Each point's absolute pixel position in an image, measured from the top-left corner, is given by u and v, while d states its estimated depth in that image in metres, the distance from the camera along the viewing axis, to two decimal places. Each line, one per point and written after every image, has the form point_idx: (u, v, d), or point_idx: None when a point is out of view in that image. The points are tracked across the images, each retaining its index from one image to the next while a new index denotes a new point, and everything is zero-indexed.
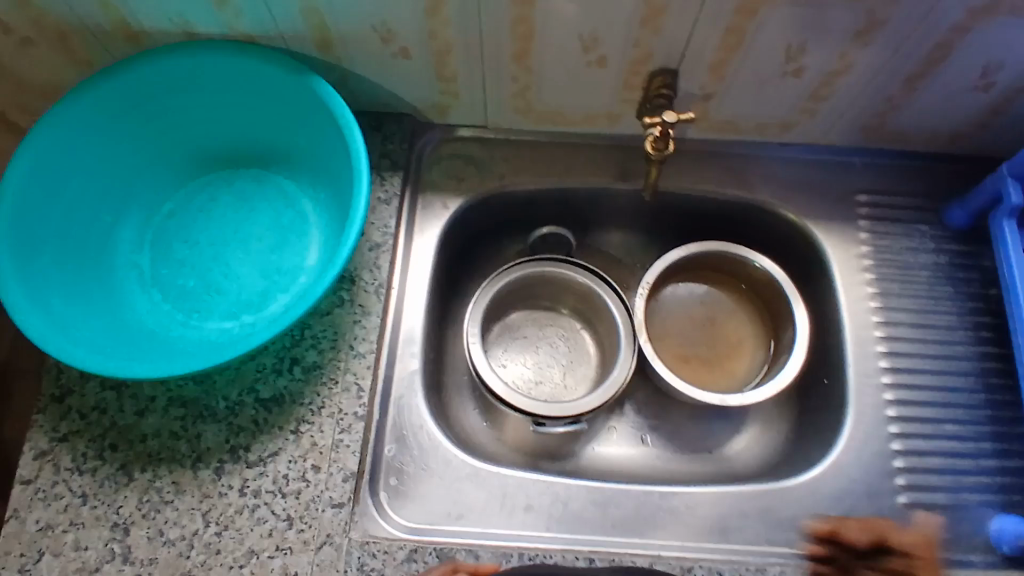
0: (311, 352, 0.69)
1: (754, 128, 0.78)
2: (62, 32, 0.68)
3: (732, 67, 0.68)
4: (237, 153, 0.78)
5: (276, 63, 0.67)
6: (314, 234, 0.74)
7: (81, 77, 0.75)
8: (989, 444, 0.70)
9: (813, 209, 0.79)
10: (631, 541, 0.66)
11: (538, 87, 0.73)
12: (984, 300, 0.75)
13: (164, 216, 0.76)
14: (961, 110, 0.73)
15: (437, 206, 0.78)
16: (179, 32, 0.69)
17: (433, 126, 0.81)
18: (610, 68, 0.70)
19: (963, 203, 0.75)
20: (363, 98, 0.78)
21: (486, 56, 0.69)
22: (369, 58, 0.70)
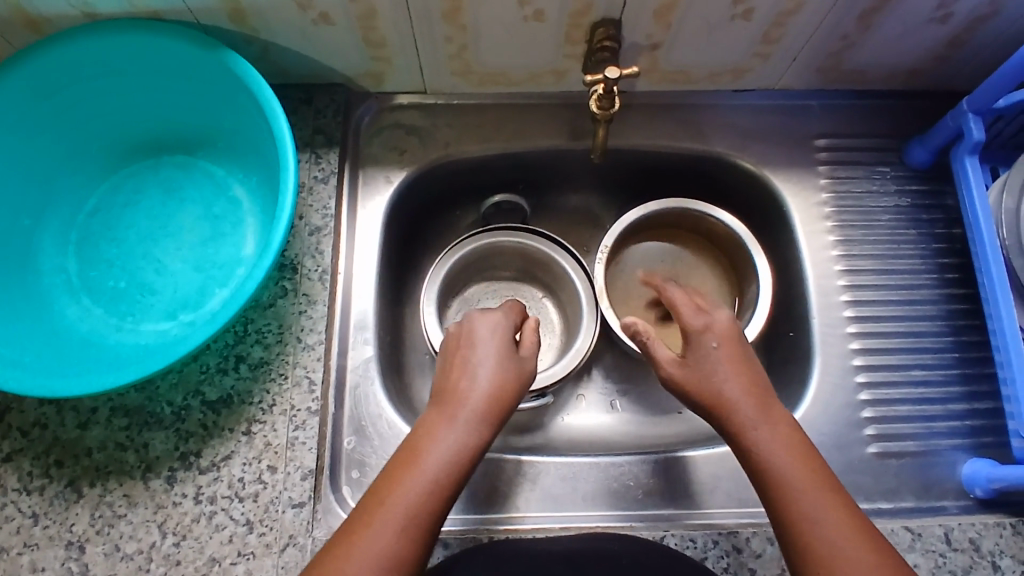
0: (256, 348, 0.66)
1: (707, 77, 0.74)
2: None
3: (679, 12, 0.64)
4: (161, 140, 0.72)
5: (186, 41, 0.62)
6: (249, 222, 0.70)
7: None
8: (958, 388, 0.69)
9: (771, 158, 0.76)
10: (685, 512, 0.64)
11: (475, 47, 0.68)
12: (948, 241, 0.74)
13: (88, 214, 0.71)
14: (919, 44, 0.70)
15: (380, 180, 0.74)
16: (80, 14, 0.63)
17: (369, 96, 0.76)
18: (549, 22, 0.65)
19: (924, 141, 0.73)
20: (291, 72, 0.72)
21: (415, 15, 0.64)
22: (289, 26, 0.65)
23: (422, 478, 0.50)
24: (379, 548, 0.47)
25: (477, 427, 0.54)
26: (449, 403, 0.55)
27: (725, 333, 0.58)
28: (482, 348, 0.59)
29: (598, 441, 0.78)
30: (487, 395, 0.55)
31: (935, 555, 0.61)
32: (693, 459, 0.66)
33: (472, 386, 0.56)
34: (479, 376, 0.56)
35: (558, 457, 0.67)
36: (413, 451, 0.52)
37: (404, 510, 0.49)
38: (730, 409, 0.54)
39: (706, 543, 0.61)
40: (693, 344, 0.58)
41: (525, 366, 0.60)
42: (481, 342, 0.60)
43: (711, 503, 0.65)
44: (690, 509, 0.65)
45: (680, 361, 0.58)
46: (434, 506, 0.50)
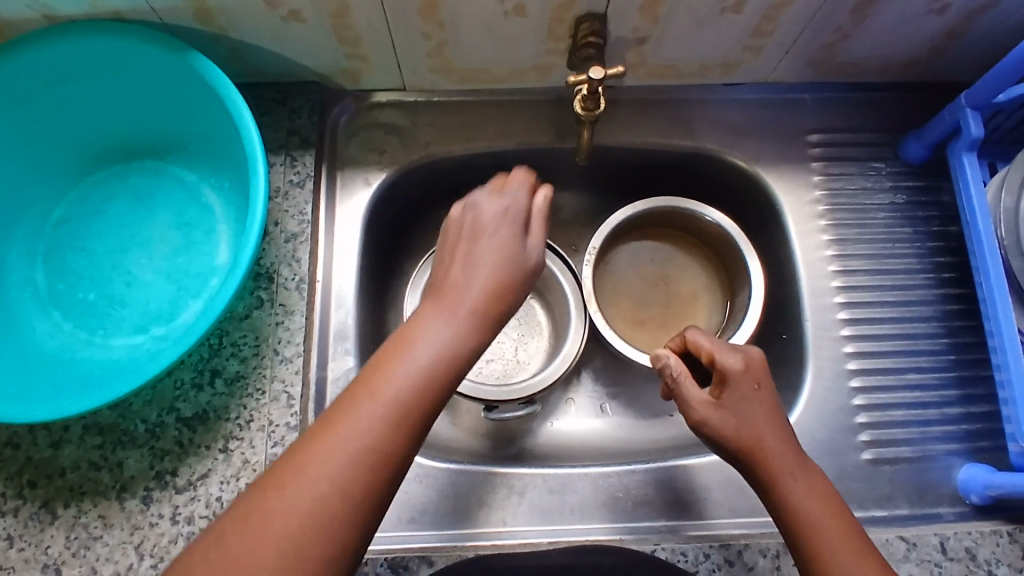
0: (232, 362, 0.64)
1: (696, 71, 0.71)
2: None
3: (666, 6, 0.61)
4: (129, 144, 0.69)
5: (149, 43, 0.59)
6: (222, 230, 0.67)
7: None
8: (954, 391, 0.68)
9: (763, 154, 0.73)
10: (688, 522, 0.63)
11: (455, 44, 0.66)
12: (944, 239, 0.72)
13: (55, 223, 0.68)
14: (915, 36, 0.67)
15: (358, 183, 0.71)
16: (38, 16, 0.60)
17: (346, 94, 0.73)
18: (531, 17, 0.62)
19: (919, 136, 0.71)
20: (263, 71, 0.69)
21: (390, 11, 0.60)
22: (258, 24, 0.62)
23: (411, 369, 0.46)
24: (358, 439, 0.43)
25: (469, 318, 0.50)
26: (444, 301, 0.51)
27: (758, 374, 0.54)
28: (482, 243, 0.55)
29: (589, 446, 0.76)
30: (485, 284, 0.52)
31: (930, 565, 0.60)
32: (683, 469, 0.65)
33: (467, 280, 0.53)
34: (476, 272, 0.53)
35: (545, 468, 0.65)
36: (400, 341, 0.48)
37: (388, 406, 0.45)
38: (765, 455, 0.51)
39: (697, 556, 0.59)
40: (735, 388, 0.53)
41: (528, 251, 0.56)
42: (481, 233, 0.56)
43: (703, 514, 0.63)
44: (681, 520, 0.63)
45: (718, 405, 0.53)
46: (421, 400, 0.46)
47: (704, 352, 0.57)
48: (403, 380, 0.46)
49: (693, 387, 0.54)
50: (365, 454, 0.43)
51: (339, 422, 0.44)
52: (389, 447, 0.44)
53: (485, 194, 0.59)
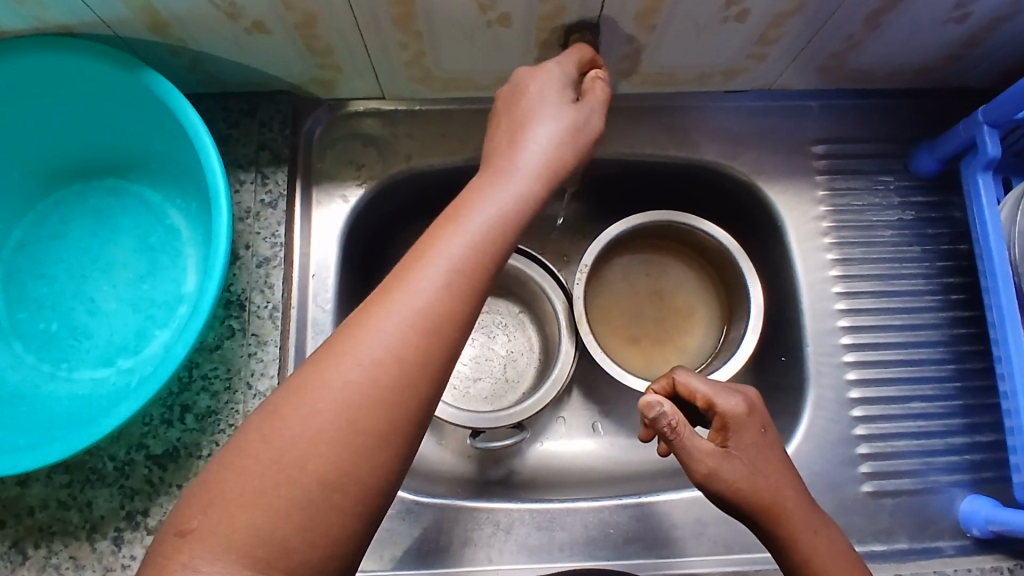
0: (203, 396, 0.61)
1: (695, 79, 0.67)
2: None
3: (662, 15, 0.56)
4: (90, 162, 0.65)
5: (103, 60, 0.55)
6: (190, 254, 0.63)
7: None
8: (959, 420, 0.65)
9: (765, 166, 0.69)
10: (679, 560, 0.61)
11: (434, 54, 0.61)
12: (953, 258, 0.68)
13: (12, 248, 0.64)
14: (931, 43, 0.62)
15: (336, 199, 0.67)
16: None
17: (320, 104, 0.68)
18: (516, 27, 0.57)
19: (932, 149, 0.67)
20: (228, 80, 0.64)
21: (362, 22, 0.56)
22: (220, 36, 0.57)
23: (461, 243, 0.42)
24: (409, 319, 0.39)
25: (531, 186, 0.46)
26: (500, 173, 0.46)
27: (758, 417, 0.51)
28: (548, 108, 0.49)
29: (580, 471, 0.74)
30: (541, 162, 0.47)
31: None
32: (674, 504, 0.63)
33: (530, 141, 0.47)
34: (538, 144, 0.47)
35: (532, 502, 0.63)
36: (453, 213, 0.44)
37: (434, 283, 0.40)
38: (784, 517, 0.48)
39: None
40: (739, 435, 0.50)
41: (591, 115, 0.50)
42: (544, 88, 0.50)
43: (695, 551, 0.61)
44: (672, 558, 0.61)
45: (726, 454, 0.49)
46: (484, 273, 0.42)
47: (700, 397, 0.53)
48: (464, 250, 0.41)
49: (698, 439, 0.49)
50: (410, 345, 0.38)
51: (395, 290, 0.40)
52: (450, 327, 0.40)
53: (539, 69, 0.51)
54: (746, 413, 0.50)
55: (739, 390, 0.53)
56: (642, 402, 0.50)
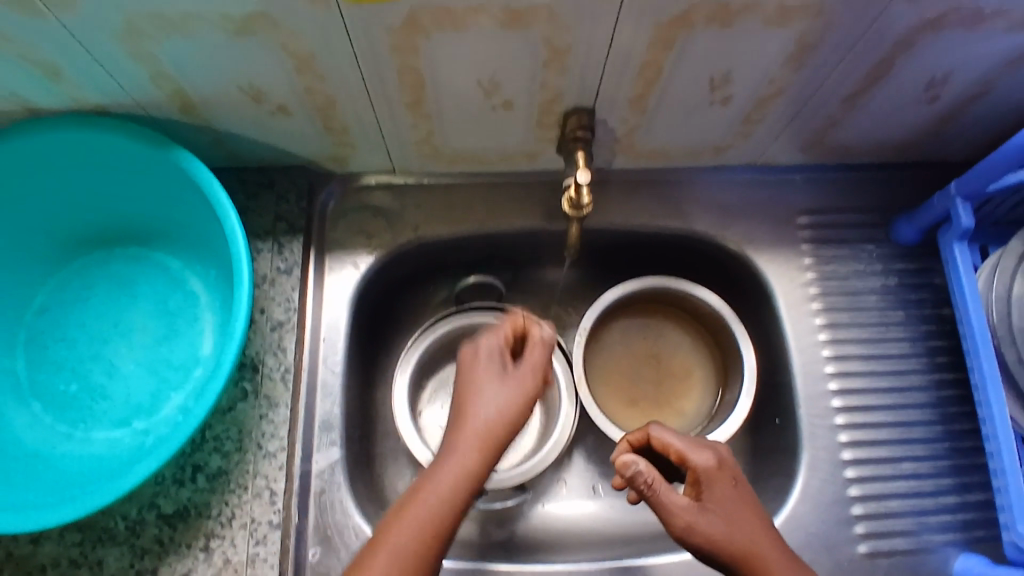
0: (214, 457, 0.62)
1: (686, 154, 0.71)
2: None
3: (654, 100, 0.61)
4: (114, 231, 0.69)
5: (137, 139, 0.59)
6: (206, 319, 0.66)
7: None
8: (950, 480, 0.67)
9: (754, 236, 0.73)
10: None
11: (442, 134, 0.65)
12: (937, 322, 0.72)
13: (36, 312, 0.67)
14: (904, 122, 0.67)
15: (347, 267, 0.71)
16: (20, 108, 0.60)
17: (334, 178, 0.72)
18: (519, 110, 0.62)
19: (911, 219, 0.71)
20: (249, 156, 0.69)
21: (378, 106, 0.60)
22: (245, 117, 0.62)
23: (412, 528, 0.48)
24: None
25: (470, 457, 0.51)
26: (456, 438, 0.53)
27: (729, 470, 0.54)
28: (484, 382, 0.55)
29: (581, 533, 0.75)
30: (485, 432, 0.53)
31: None
32: (674, 565, 0.64)
33: (469, 413, 0.54)
34: (491, 406, 0.54)
35: (531, 565, 0.65)
36: (417, 487, 0.51)
37: (387, 565, 0.46)
38: (764, 568, 0.49)
39: None
40: (712, 488, 0.52)
41: (527, 381, 0.56)
42: (479, 370, 0.56)
43: None
44: None
45: (701, 509, 0.51)
46: (433, 552, 0.48)
47: (674, 451, 0.56)
48: (409, 535, 0.47)
49: (673, 493, 0.51)
50: None
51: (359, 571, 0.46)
52: None
53: (489, 335, 0.58)
54: (715, 467, 0.53)
55: (710, 445, 0.56)
56: (618, 462, 0.54)
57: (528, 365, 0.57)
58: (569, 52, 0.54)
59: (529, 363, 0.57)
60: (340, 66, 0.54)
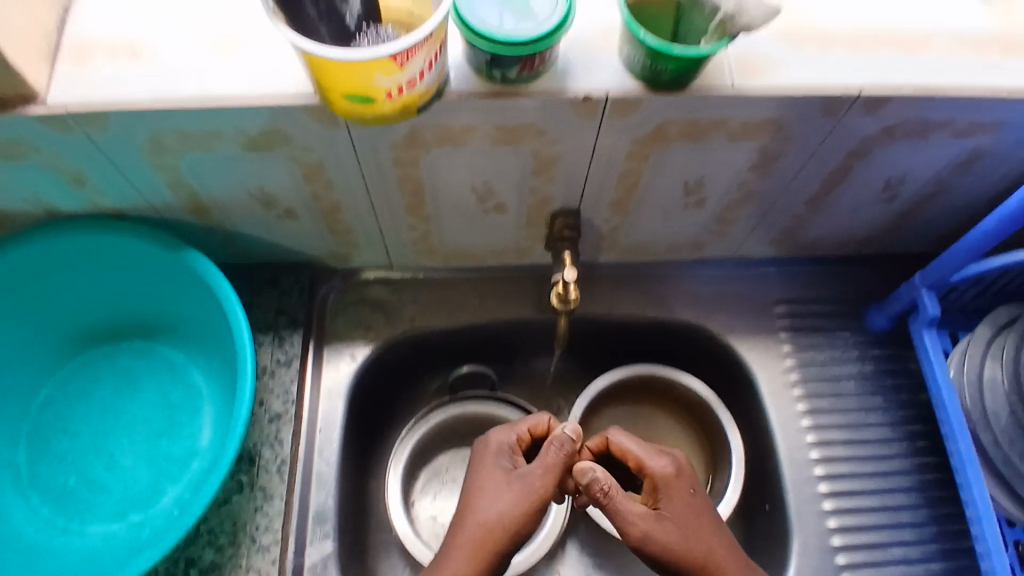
0: (208, 551, 0.63)
1: (667, 250, 0.76)
2: None
3: (634, 202, 0.66)
4: (122, 325, 0.71)
5: (152, 241, 0.63)
6: (206, 411, 0.68)
7: None
8: (938, 564, 0.68)
9: (734, 325, 0.77)
10: None
11: (438, 233, 0.70)
12: (914, 406, 0.74)
13: (39, 404, 0.68)
14: (866, 220, 0.72)
15: (345, 358, 0.73)
16: (41, 211, 0.64)
17: (335, 274, 0.76)
18: (510, 212, 0.66)
19: (882, 308, 0.74)
20: (255, 254, 0.73)
21: (379, 210, 0.65)
22: (254, 220, 0.66)
23: None
24: None
25: (471, 556, 0.54)
26: (461, 528, 0.56)
27: (684, 479, 0.59)
28: (493, 485, 0.58)
29: None
30: (492, 534, 0.55)
31: None
32: None
33: (473, 513, 0.56)
34: (498, 507, 0.56)
35: None
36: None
37: None
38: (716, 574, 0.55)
39: None
40: (669, 496, 0.58)
41: (533, 484, 0.57)
42: (488, 468, 0.60)
43: None
44: None
45: (658, 518, 0.56)
46: None
47: (632, 457, 0.61)
48: None
49: (630, 503, 0.56)
50: None
51: None
52: None
53: (499, 434, 0.62)
54: (673, 475, 0.59)
55: (667, 452, 0.61)
56: (576, 467, 0.58)
57: (541, 467, 0.58)
58: (555, 163, 0.59)
59: (542, 464, 0.58)
60: (346, 175, 0.59)
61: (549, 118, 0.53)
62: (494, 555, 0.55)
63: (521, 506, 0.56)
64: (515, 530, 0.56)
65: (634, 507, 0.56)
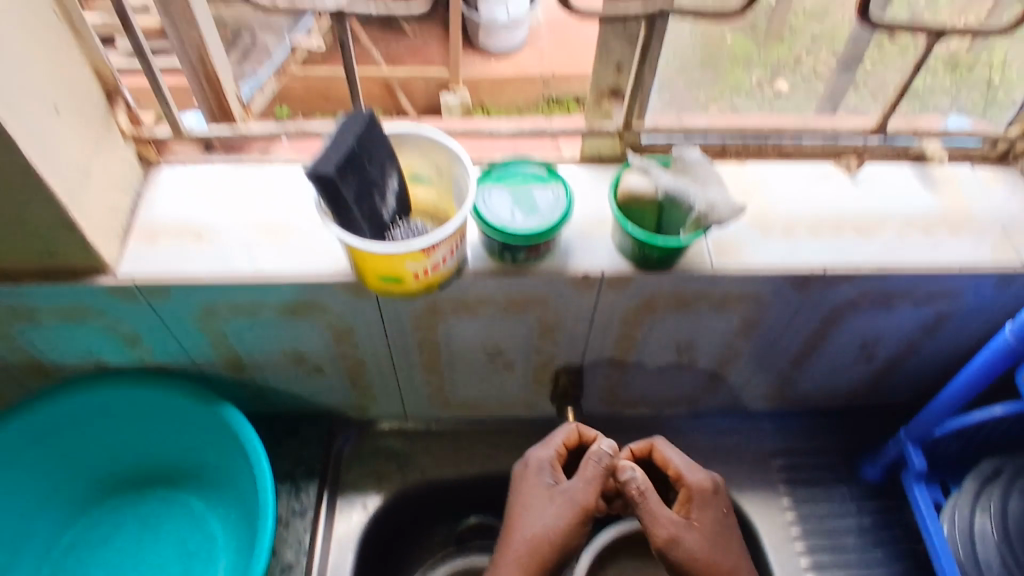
0: None
1: (665, 404, 0.81)
2: None
3: (631, 361, 0.72)
4: (148, 473, 0.75)
5: (189, 394, 0.68)
6: (220, 562, 0.71)
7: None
8: None
9: (733, 478, 0.80)
10: None
11: (450, 387, 0.75)
12: (915, 562, 0.75)
13: (62, 549, 0.71)
14: (849, 377, 0.78)
15: (357, 507, 0.76)
16: (91, 364, 0.70)
17: (351, 424, 0.81)
18: (517, 369, 0.72)
19: (873, 461, 0.77)
20: (280, 405, 0.78)
21: (398, 366, 0.71)
22: (283, 375, 0.72)
23: None
24: None
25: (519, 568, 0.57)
26: (511, 538, 0.59)
27: (716, 495, 0.61)
28: (538, 501, 0.60)
29: None
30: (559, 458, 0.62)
31: None
32: None
33: (520, 529, 0.59)
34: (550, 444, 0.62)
35: None
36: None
37: None
38: None
39: None
40: (701, 509, 0.60)
41: (574, 496, 0.58)
42: (530, 486, 0.61)
43: None
44: None
45: (688, 526, 0.59)
46: None
47: (673, 469, 0.62)
48: None
49: (663, 507, 0.58)
50: None
51: None
52: None
53: (539, 447, 0.63)
54: (711, 489, 0.61)
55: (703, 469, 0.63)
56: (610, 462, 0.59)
57: (585, 482, 0.59)
58: (557, 327, 0.66)
59: (588, 482, 0.59)
60: (371, 337, 0.66)
61: (552, 292, 0.60)
62: (541, 567, 0.57)
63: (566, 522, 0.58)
64: (560, 541, 0.57)
65: (664, 512, 0.58)
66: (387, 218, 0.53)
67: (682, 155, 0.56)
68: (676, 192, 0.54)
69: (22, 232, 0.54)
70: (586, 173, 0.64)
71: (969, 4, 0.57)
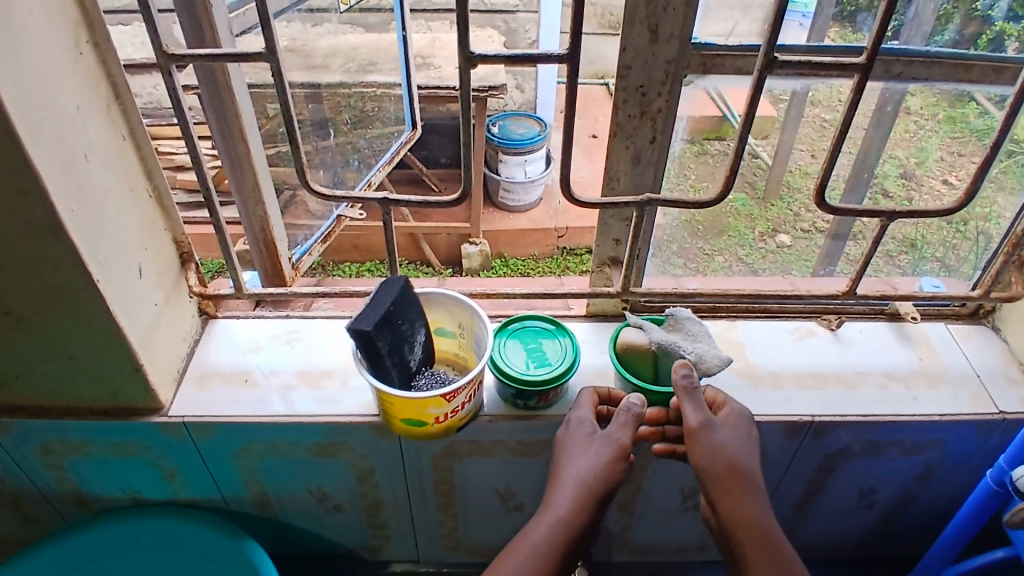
0: None
1: (674, 549, 0.83)
2: (14, 497, 0.75)
3: (638, 504, 0.75)
4: None
5: (217, 528, 0.72)
6: None
7: (31, 529, 0.80)
8: None
9: None
10: None
11: (463, 528, 0.78)
12: None
13: None
14: (853, 526, 0.80)
15: None
16: (129, 497, 0.75)
17: (365, 565, 0.83)
18: (528, 511, 0.76)
19: None
20: (296, 543, 0.80)
21: (415, 506, 0.74)
22: (305, 513, 0.76)
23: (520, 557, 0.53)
24: None
25: (567, 506, 0.55)
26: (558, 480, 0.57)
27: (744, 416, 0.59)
28: (581, 444, 0.58)
29: None
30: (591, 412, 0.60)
31: None
32: None
33: (565, 471, 0.57)
34: (582, 403, 0.61)
35: None
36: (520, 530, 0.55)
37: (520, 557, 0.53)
38: (757, 478, 0.56)
39: None
40: (730, 421, 0.59)
41: (615, 435, 0.57)
42: (572, 432, 0.59)
43: None
44: None
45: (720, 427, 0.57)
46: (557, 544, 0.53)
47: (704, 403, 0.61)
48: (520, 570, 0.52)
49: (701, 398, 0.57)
50: None
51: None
52: None
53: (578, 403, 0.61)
54: (739, 412, 0.59)
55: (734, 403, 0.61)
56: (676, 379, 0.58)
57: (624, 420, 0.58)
58: None
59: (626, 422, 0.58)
60: (392, 476, 0.70)
61: None
62: (591, 505, 0.55)
63: (607, 455, 0.56)
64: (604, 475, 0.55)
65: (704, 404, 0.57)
66: (414, 366, 0.60)
67: (673, 313, 0.64)
68: (668, 344, 0.61)
69: (95, 375, 0.62)
70: (587, 326, 0.72)
71: (954, 164, 0.64)
